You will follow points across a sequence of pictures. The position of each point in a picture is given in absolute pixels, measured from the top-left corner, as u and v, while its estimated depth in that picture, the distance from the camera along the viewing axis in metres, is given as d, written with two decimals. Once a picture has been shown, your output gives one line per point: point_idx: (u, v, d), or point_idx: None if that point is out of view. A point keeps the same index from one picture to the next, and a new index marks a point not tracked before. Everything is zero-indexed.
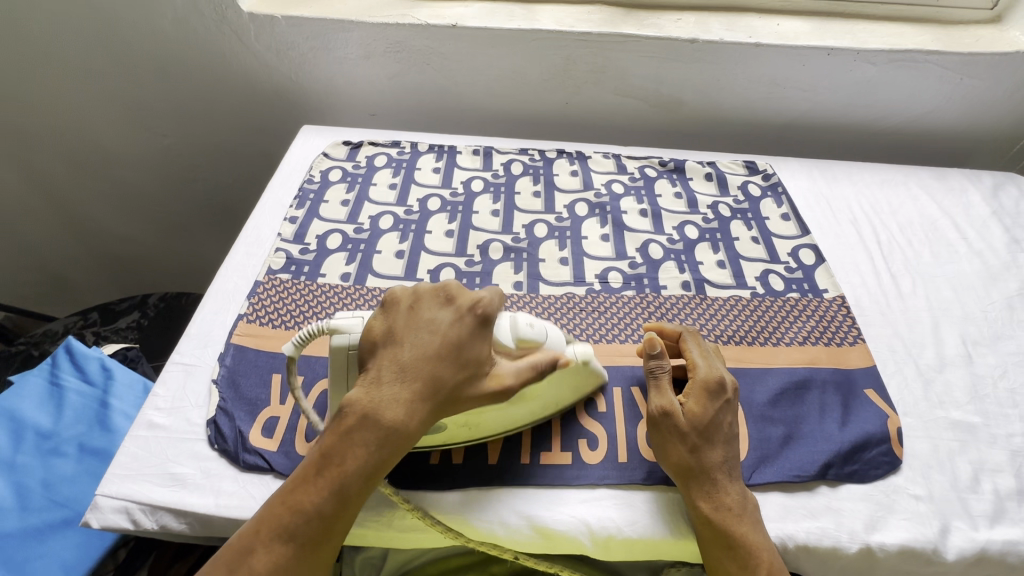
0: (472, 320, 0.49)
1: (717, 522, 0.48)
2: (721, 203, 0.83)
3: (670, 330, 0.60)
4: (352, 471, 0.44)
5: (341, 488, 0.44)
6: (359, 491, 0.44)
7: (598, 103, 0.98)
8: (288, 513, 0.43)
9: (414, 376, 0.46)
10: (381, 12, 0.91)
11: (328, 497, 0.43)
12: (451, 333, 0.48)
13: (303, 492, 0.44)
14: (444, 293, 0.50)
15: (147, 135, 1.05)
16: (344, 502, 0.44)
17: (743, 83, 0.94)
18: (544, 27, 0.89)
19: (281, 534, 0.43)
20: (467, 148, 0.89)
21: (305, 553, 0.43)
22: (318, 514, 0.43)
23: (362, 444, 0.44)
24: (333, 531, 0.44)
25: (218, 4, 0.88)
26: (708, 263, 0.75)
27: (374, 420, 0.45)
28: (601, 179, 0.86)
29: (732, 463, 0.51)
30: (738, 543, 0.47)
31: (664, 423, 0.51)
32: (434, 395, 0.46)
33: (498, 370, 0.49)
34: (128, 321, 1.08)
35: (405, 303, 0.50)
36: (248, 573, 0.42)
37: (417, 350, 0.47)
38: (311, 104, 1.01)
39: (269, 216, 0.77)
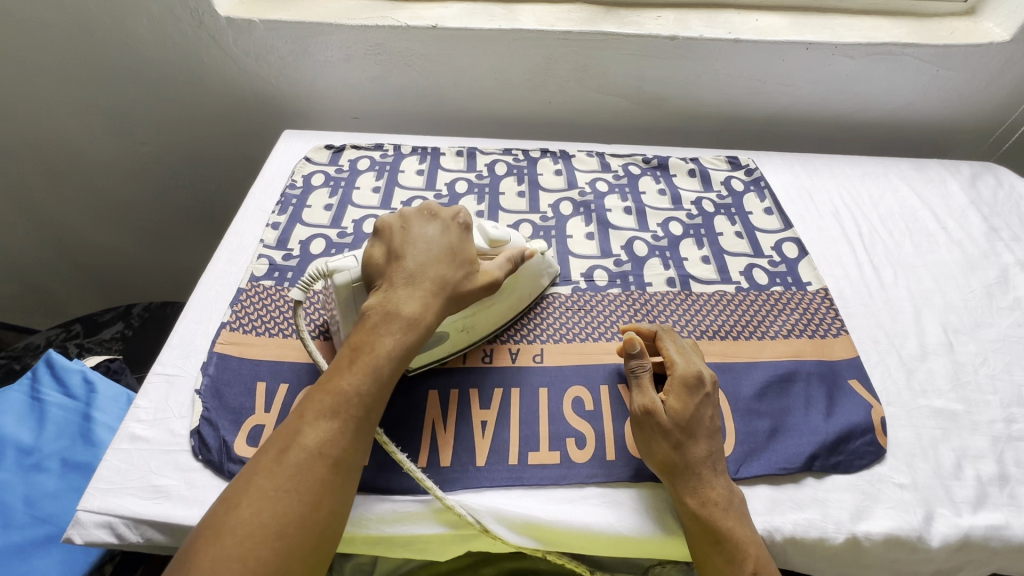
0: (459, 229, 0.57)
1: (706, 515, 0.48)
2: (705, 199, 0.84)
3: (647, 330, 0.60)
4: (384, 355, 0.48)
5: (377, 368, 0.47)
6: (392, 371, 0.48)
7: (580, 101, 0.98)
8: (330, 396, 0.46)
9: (426, 276, 0.52)
10: (361, 14, 0.91)
11: (364, 379, 0.47)
12: (445, 242, 0.55)
13: (340, 376, 0.46)
14: (428, 212, 0.58)
15: (126, 143, 1.03)
16: (380, 382, 0.47)
17: (725, 79, 0.94)
18: (525, 26, 0.89)
19: (325, 413, 0.45)
20: (450, 149, 0.89)
21: (350, 430, 0.45)
22: (359, 392, 0.46)
23: (390, 329, 0.49)
24: (372, 410, 0.47)
25: (193, 8, 0.87)
26: (693, 259, 0.75)
27: (397, 312, 0.50)
28: (586, 177, 0.86)
29: (718, 456, 0.51)
30: (729, 532, 0.47)
31: (643, 416, 0.52)
32: (443, 288, 0.52)
33: (485, 267, 0.57)
34: (112, 333, 1.07)
35: (397, 224, 0.56)
36: (299, 450, 0.43)
37: (420, 254, 0.53)
38: (292, 107, 1.00)
39: (250, 221, 0.76)
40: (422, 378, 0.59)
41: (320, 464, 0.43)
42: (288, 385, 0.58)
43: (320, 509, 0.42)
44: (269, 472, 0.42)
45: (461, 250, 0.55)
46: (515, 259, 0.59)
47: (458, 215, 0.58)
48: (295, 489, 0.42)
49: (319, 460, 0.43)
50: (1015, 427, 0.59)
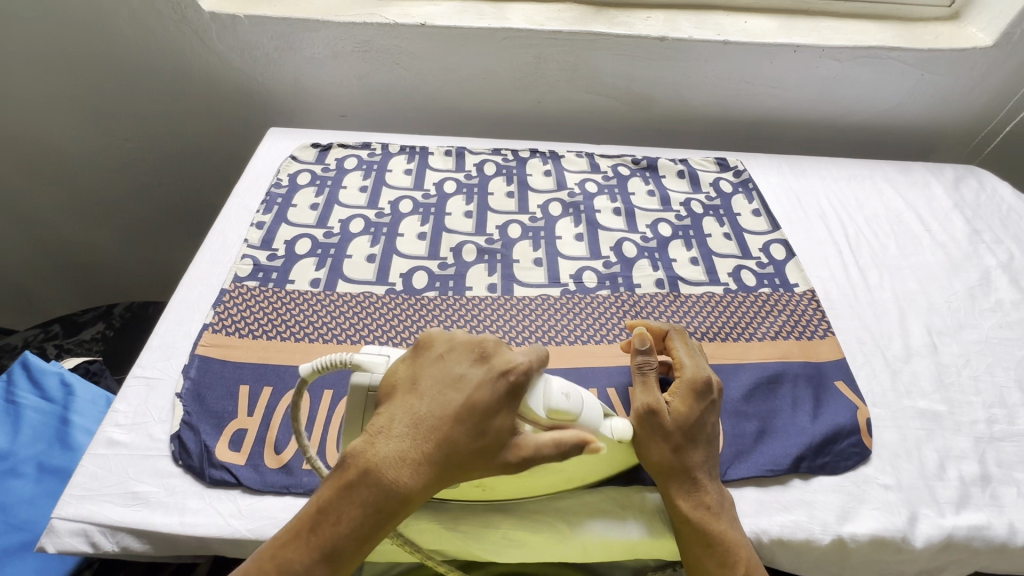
0: (503, 381, 0.43)
1: (699, 519, 0.48)
2: (694, 200, 0.84)
3: (657, 328, 0.60)
4: (345, 537, 0.39)
5: (333, 550, 0.39)
6: (351, 554, 0.40)
7: (570, 101, 0.98)
8: (274, 569, 0.39)
9: (430, 437, 0.41)
10: (348, 11, 0.89)
11: (315, 561, 0.39)
12: (475, 392, 0.43)
13: (291, 548, 0.39)
14: (476, 347, 0.45)
15: (107, 139, 1.01)
16: (333, 565, 0.39)
17: (713, 79, 0.94)
18: (515, 26, 0.88)
19: None
20: (439, 149, 0.89)
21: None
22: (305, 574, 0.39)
23: (361, 503, 0.39)
24: None
25: (177, 3, 0.85)
26: (681, 260, 0.75)
27: (376, 482, 0.39)
28: (575, 178, 0.86)
29: (711, 463, 0.51)
30: (721, 537, 0.47)
31: (645, 413, 0.51)
32: (446, 461, 0.41)
33: (522, 441, 0.42)
34: (93, 333, 1.08)
35: (430, 353, 0.45)
36: None
37: (436, 408, 0.42)
38: (279, 105, 0.98)
39: (234, 220, 0.75)
40: None
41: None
42: (272, 389, 0.57)
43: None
44: None
45: (495, 411, 0.42)
46: (567, 448, 0.41)
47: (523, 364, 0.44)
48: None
49: None
50: (996, 428, 0.60)
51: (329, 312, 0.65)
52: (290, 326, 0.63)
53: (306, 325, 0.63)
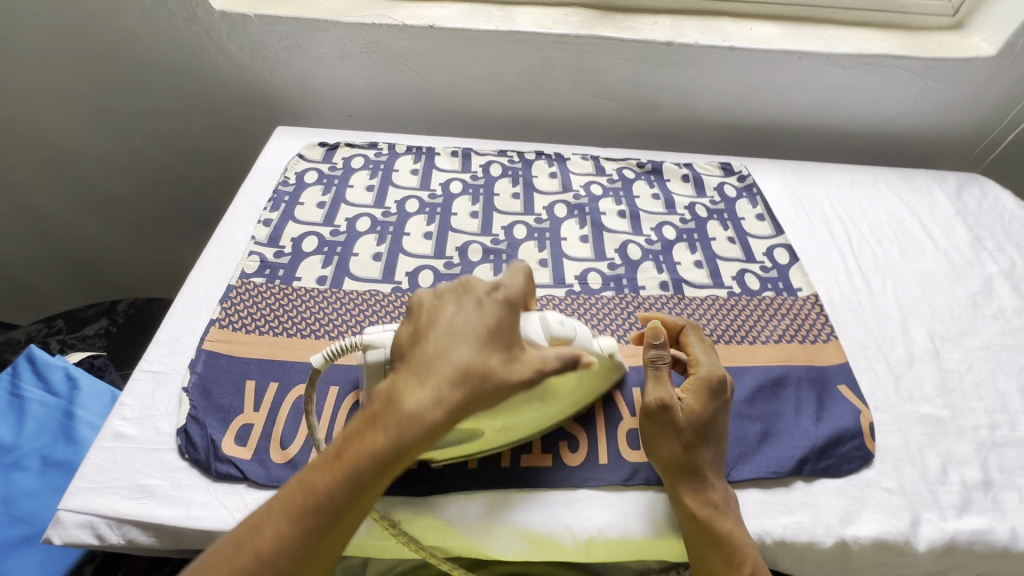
0: (498, 309, 0.46)
1: (706, 518, 0.48)
2: (698, 204, 0.84)
3: (671, 323, 0.60)
4: (370, 458, 0.39)
5: (359, 472, 0.39)
6: (379, 478, 0.39)
7: (576, 104, 0.98)
8: (301, 494, 0.39)
9: (442, 361, 0.42)
10: (357, 11, 0.90)
11: (342, 485, 0.38)
12: (477, 322, 0.45)
13: (318, 475, 0.39)
14: (465, 287, 0.48)
15: (115, 136, 1.02)
16: (361, 490, 0.39)
17: (718, 85, 0.95)
18: (523, 29, 0.89)
19: (291, 516, 0.38)
20: (446, 150, 0.89)
21: (313, 543, 0.38)
22: (332, 498, 0.38)
23: (385, 426, 0.40)
24: (345, 521, 0.39)
25: (188, 2, 0.86)
26: (685, 263, 0.75)
27: (396, 405, 0.41)
28: (580, 180, 0.86)
29: (719, 462, 0.51)
30: (727, 537, 0.47)
31: (657, 409, 0.51)
32: (463, 378, 0.42)
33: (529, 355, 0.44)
34: (96, 329, 1.09)
35: (427, 303, 0.47)
36: (251, 555, 0.37)
37: (441, 338, 0.44)
38: (287, 104, 0.99)
39: (242, 217, 0.75)
40: None
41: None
42: (278, 385, 0.57)
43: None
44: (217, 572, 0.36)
45: (500, 331, 0.45)
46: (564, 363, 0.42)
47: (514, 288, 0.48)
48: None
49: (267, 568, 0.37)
50: (998, 433, 0.60)
51: (336, 310, 0.65)
52: (296, 323, 0.63)
53: (312, 322, 0.63)
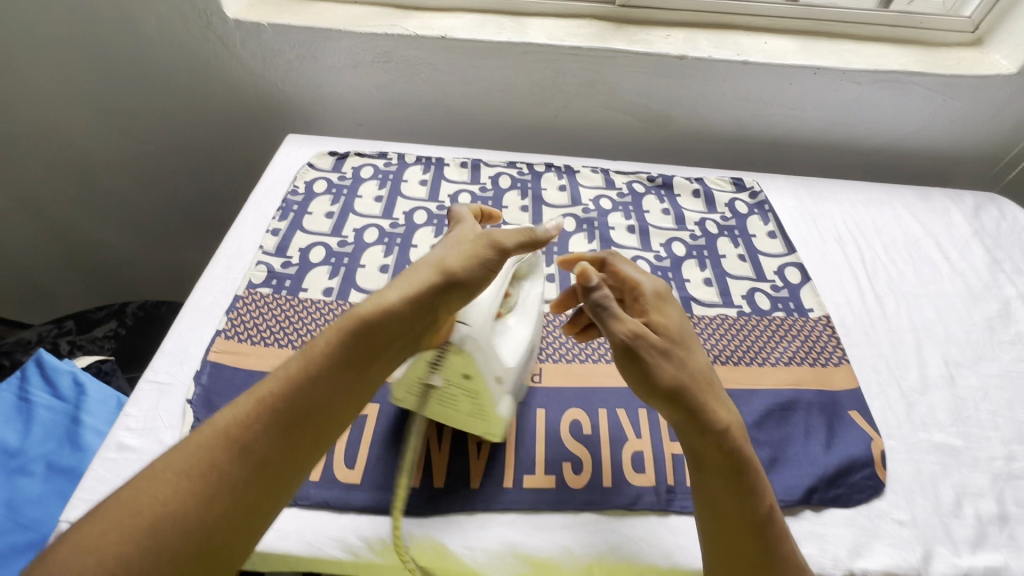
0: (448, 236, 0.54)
1: (714, 448, 0.46)
2: (709, 220, 0.83)
3: (592, 257, 0.58)
4: (337, 342, 0.44)
5: (326, 355, 0.43)
6: (344, 358, 0.43)
7: (587, 116, 0.98)
8: (276, 380, 0.42)
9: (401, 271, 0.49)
10: (370, 21, 0.90)
11: (315, 365, 0.43)
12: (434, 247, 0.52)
13: (292, 362, 0.43)
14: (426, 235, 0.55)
15: (128, 140, 1.03)
16: (329, 370, 0.43)
17: (730, 99, 0.94)
18: (534, 40, 0.89)
19: (263, 398, 0.41)
20: (455, 161, 0.89)
21: (281, 417, 0.41)
22: (302, 378, 0.42)
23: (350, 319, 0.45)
24: (316, 399, 0.42)
25: (203, 10, 0.87)
26: (695, 281, 0.74)
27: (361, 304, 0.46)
28: (590, 194, 0.86)
29: (714, 382, 0.49)
30: (737, 465, 0.46)
31: (631, 334, 0.47)
32: (420, 271, 0.48)
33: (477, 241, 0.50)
34: (105, 330, 1.10)
35: None
36: (227, 430, 0.39)
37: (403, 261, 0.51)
38: (298, 112, 0.99)
39: (250, 226, 0.76)
40: None
41: (211, 508, 0.37)
42: None
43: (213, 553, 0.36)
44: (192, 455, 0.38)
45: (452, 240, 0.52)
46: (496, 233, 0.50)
47: (473, 223, 0.55)
48: (173, 529, 0.35)
49: (236, 446, 0.39)
50: (1015, 465, 0.59)
51: None
52: (300, 336, 0.63)
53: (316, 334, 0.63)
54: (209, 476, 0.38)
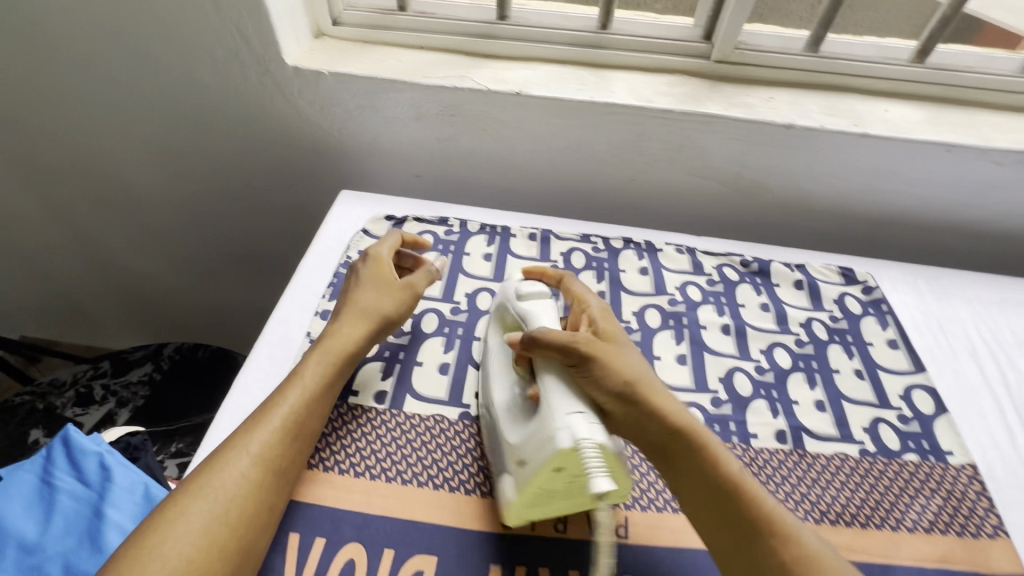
0: (371, 272, 0.63)
1: (654, 433, 0.50)
2: (816, 320, 0.72)
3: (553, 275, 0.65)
4: (311, 374, 0.54)
5: (302, 380, 0.53)
6: (320, 384, 0.54)
7: (669, 182, 0.87)
8: (270, 407, 0.51)
9: (344, 312, 0.60)
10: (437, 71, 0.82)
11: (296, 393, 0.52)
12: (361, 286, 0.62)
13: (279, 394, 0.52)
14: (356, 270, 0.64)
15: (176, 180, 0.99)
16: (307, 397, 0.52)
17: (839, 173, 0.82)
18: (620, 100, 0.78)
19: (261, 420, 0.50)
20: (522, 231, 0.80)
21: (286, 432, 0.50)
22: (291, 405, 0.51)
23: (317, 358, 0.55)
24: (306, 416, 0.52)
25: (260, 55, 0.80)
26: (805, 403, 0.63)
27: (321, 345, 0.57)
28: (675, 280, 0.75)
29: (648, 374, 0.53)
30: (681, 439, 0.50)
31: (579, 339, 0.51)
32: (360, 317, 0.59)
33: (406, 287, 0.63)
34: (140, 375, 1.05)
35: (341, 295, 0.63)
36: (241, 453, 0.47)
37: (347, 301, 0.61)
38: (352, 162, 0.92)
39: (297, 305, 0.68)
40: (484, 545, 0.50)
41: (246, 513, 0.45)
42: (325, 541, 0.49)
43: (250, 546, 0.44)
44: (220, 473, 0.46)
45: (383, 281, 0.63)
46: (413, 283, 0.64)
47: (421, 279, 0.65)
48: (225, 531, 0.43)
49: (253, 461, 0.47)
50: None
51: (394, 440, 0.56)
52: (350, 455, 0.54)
53: (368, 455, 0.55)
54: (241, 492, 0.45)
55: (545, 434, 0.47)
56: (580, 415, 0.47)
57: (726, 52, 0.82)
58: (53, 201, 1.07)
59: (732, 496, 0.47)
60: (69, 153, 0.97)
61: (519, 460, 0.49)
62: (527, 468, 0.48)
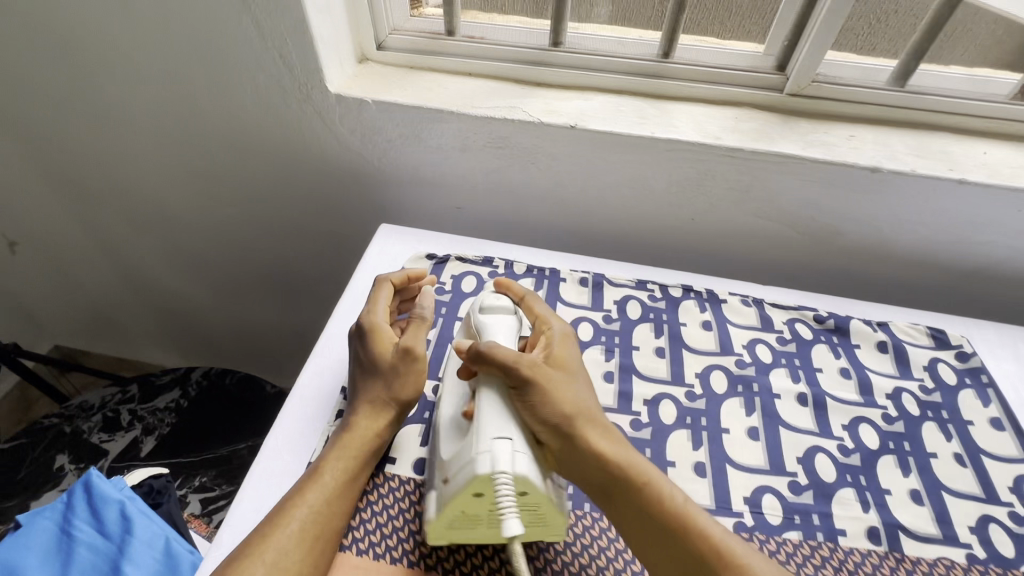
0: (376, 346, 0.57)
1: (594, 466, 0.48)
2: (905, 391, 0.64)
3: (516, 291, 0.62)
4: (331, 471, 0.49)
5: (319, 478, 0.49)
6: (341, 483, 0.49)
7: (731, 222, 0.81)
8: (289, 509, 0.46)
9: (362, 401, 0.54)
10: (486, 100, 0.76)
11: (315, 493, 0.48)
12: (370, 365, 0.56)
13: (297, 496, 0.47)
14: (360, 340, 0.58)
15: (212, 203, 0.96)
16: (328, 499, 0.48)
17: (927, 221, 0.74)
18: (684, 136, 0.72)
19: (278, 524, 0.45)
20: (572, 275, 0.74)
21: (306, 538, 0.45)
22: (311, 507, 0.47)
23: (338, 453, 0.50)
24: (328, 519, 0.47)
25: (302, 82, 0.76)
26: (897, 494, 0.55)
27: (340, 436, 0.52)
28: (742, 337, 0.68)
29: (596, 410, 0.51)
30: (620, 470, 0.48)
31: (522, 361, 0.50)
32: (376, 409, 0.54)
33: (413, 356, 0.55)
34: (167, 401, 1.03)
35: (352, 371, 0.58)
36: (257, 565, 0.42)
37: (360, 387, 0.55)
38: (391, 192, 0.88)
39: (336, 356, 0.64)
40: None
41: None
42: None
43: None
44: None
45: (388, 356, 0.56)
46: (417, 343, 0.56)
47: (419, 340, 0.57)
48: None
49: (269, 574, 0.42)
50: None
51: None
52: (385, 536, 0.49)
53: (406, 537, 0.50)
54: None
55: (469, 456, 0.46)
56: (506, 441, 0.45)
57: (802, 85, 0.74)
58: (90, 219, 1.06)
59: (672, 534, 0.45)
60: (108, 173, 0.96)
61: (444, 479, 0.48)
62: (449, 488, 0.46)
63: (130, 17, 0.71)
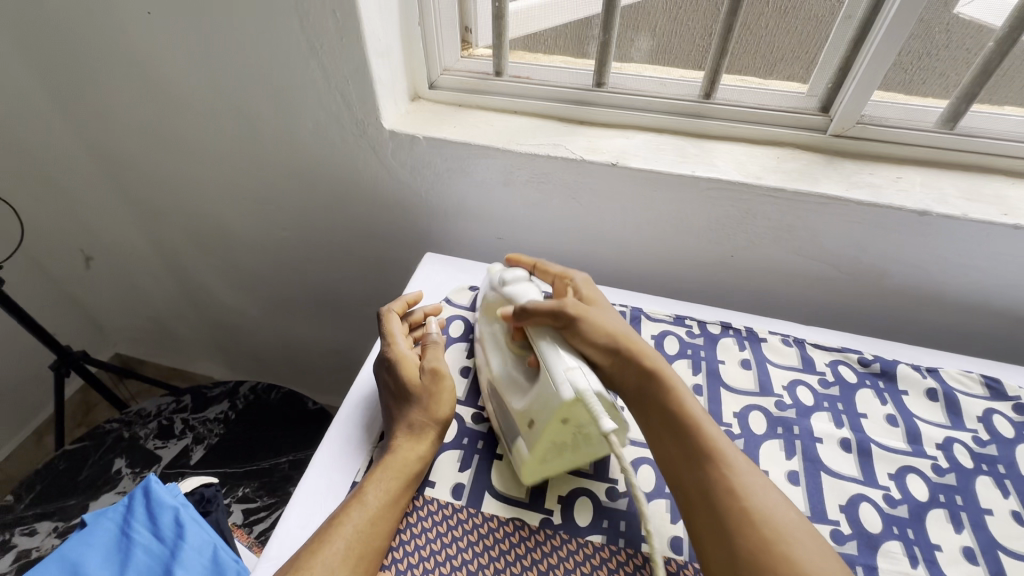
0: (405, 374, 0.59)
1: (633, 380, 0.58)
2: (957, 442, 0.61)
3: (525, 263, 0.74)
4: (373, 493, 0.51)
5: (363, 500, 0.51)
6: (383, 504, 0.51)
7: (771, 260, 0.81)
8: (334, 528, 0.49)
9: (402, 426, 0.57)
10: (531, 138, 0.80)
11: (358, 514, 0.50)
12: (403, 391, 0.58)
13: (342, 517, 0.50)
14: (387, 372, 0.61)
15: (269, 227, 1.03)
16: (372, 519, 0.50)
17: (979, 265, 0.72)
18: (725, 175, 0.73)
19: (324, 544, 0.48)
20: (611, 308, 0.75)
21: (351, 558, 0.47)
22: (355, 527, 0.49)
23: (380, 475, 0.53)
24: (371, 539, 0.49)
25: (360, 119, 0.81)
26: (948, 549, 0.53)
27: (383, 461, 0.54)
28: (782, 377, 0.67)
29: (629, 330, 0.61)
30: (652, 382, 0.57)
31: (565, 303, 0.58)
32: (416, 432, 0.56)
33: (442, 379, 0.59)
34: (216, 412, 1.08)
35: (386, 401, 0.60)
36: None
37: (397, 413, 0.58)
38: (436, 221, 0.92)
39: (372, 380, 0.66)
40: None
41: None
42: None
43: None
44: None
45: (419, 380, 0.59)
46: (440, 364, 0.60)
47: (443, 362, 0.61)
48: None
49: None
50: None
51: (471, 546, 0.52)
52: (423, 558, 0.51)
53: (443, 558, 0.51)
54: None
55: (550, 389, 0.52)
56: (576, 369, 0.52)
57: (845, 126, 0.74)
58: (159, 238, 1.15)
59: (689, 430, 0.53)
60: (179, 198, 1.04)
61: (529, 421, 0.54)
62: (538, 426, 0.53)
63: (210, 60, 0.79)
